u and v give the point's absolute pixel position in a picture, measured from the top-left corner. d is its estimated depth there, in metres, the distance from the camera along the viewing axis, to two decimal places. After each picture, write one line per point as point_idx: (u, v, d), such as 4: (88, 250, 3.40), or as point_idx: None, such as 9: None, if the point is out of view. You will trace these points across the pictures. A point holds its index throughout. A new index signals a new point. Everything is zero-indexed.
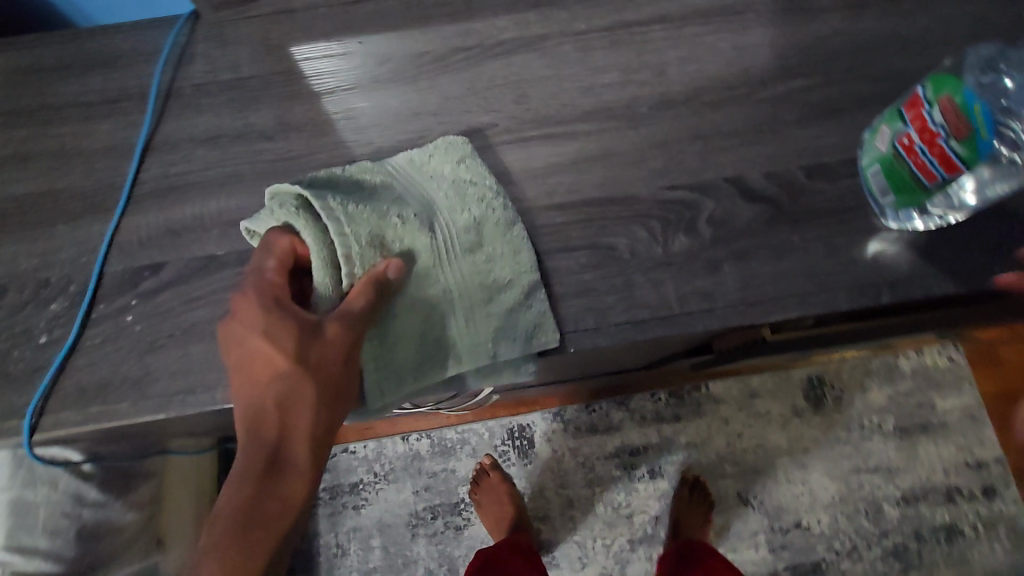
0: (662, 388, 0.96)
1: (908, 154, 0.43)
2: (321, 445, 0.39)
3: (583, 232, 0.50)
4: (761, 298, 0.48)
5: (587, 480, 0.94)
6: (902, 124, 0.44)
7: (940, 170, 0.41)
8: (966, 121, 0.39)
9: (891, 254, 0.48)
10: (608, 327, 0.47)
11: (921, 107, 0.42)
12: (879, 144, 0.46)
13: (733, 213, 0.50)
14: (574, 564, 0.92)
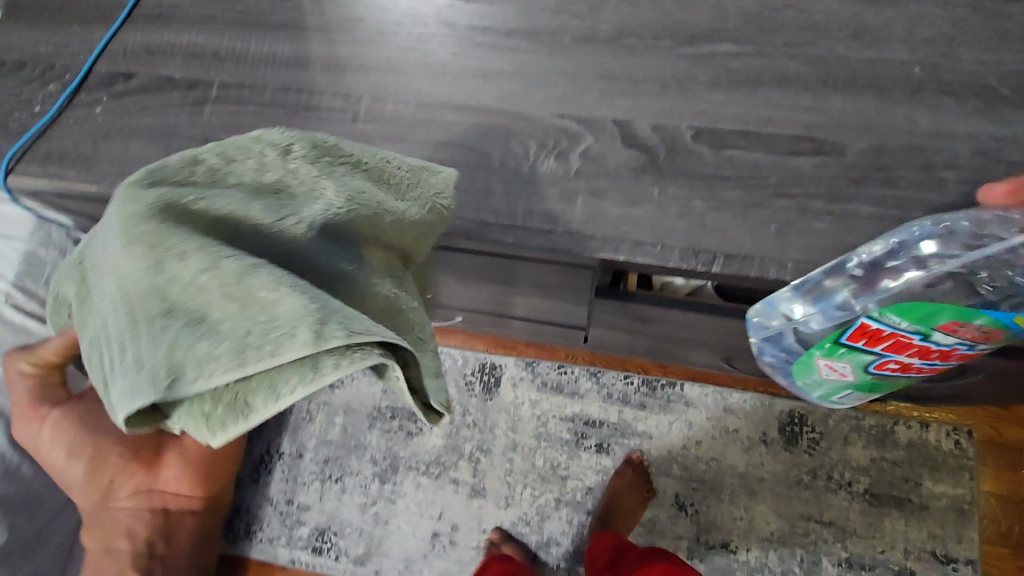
0: (637, 373, 1.10)
1: (898, 366, 0.52)
2: None
3: (467, 135, 0.54)
4: (597, 234, 0.50)
5: (536, 431, 1.09)
6: (875, 353, 0.51)
7: (949, 359, 0.51)
8: (989, 335, 0.45)
9: (741, 229, 0.48)
10: (455, 221, 0.52)
11: (916, 339, 0.46)
12: (843, 364, 0.54)
13: (607, 153, 0.51)
14: (500, 500, 1.07)
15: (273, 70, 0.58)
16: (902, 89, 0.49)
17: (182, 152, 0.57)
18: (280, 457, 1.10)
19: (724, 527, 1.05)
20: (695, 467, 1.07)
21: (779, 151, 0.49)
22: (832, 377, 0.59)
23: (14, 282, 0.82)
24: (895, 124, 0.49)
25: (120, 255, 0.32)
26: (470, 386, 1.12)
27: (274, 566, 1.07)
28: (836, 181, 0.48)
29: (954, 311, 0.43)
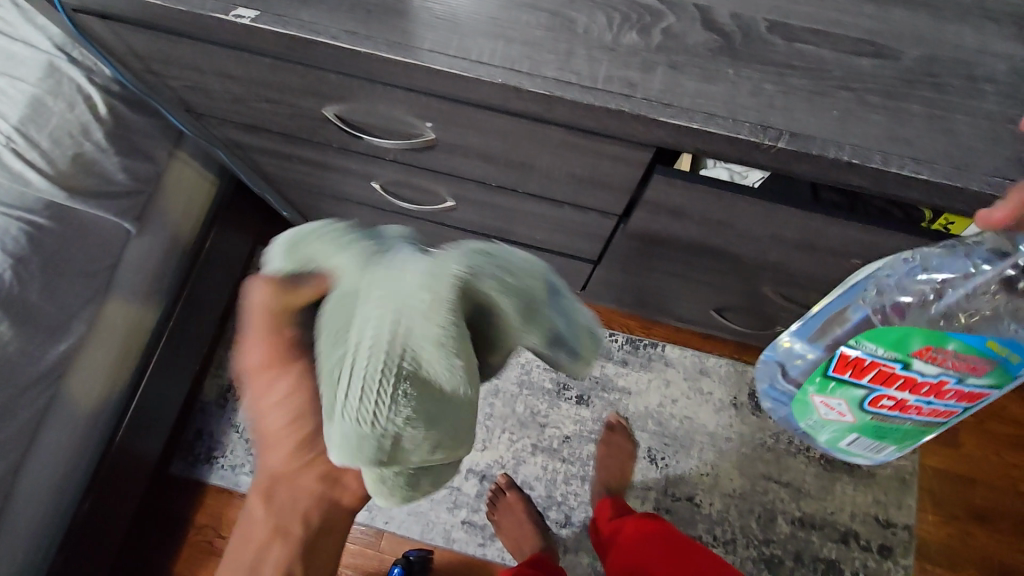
0: (620, 331, 1.35)
1: (900, 410, 0.78)
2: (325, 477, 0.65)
3: (554, 1, 0.55)
4: (673, 103, 0.52)
5: (518, 376, 1.32)
6: (863, 390, 0.77)
7: (955, 399, 0.72)
8: (975, 363, 0.66)
9: (807, 112, 0.52)
10: (537, 77, 0.53)
11: (896, 366, 0.70)
12: (850, 413, 0.83)
13: (687, 32, 0.54)
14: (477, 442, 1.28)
15: None
16: (952, 10, 0.55)
17: None
18: None
19: (690, 481, 1.27)
20: (668, 423, 1.30)
21: (844, 49, 0.54)
22: (834, 416, 0.86)
23: (16, 123, 0.81)
24: (945, 40, 0.54)
25: (414, 356, 0.46)
26: None
27: (237, 491, 1.32)
28: (894, 80, 0.53)
29: (924, 335, 0.65)
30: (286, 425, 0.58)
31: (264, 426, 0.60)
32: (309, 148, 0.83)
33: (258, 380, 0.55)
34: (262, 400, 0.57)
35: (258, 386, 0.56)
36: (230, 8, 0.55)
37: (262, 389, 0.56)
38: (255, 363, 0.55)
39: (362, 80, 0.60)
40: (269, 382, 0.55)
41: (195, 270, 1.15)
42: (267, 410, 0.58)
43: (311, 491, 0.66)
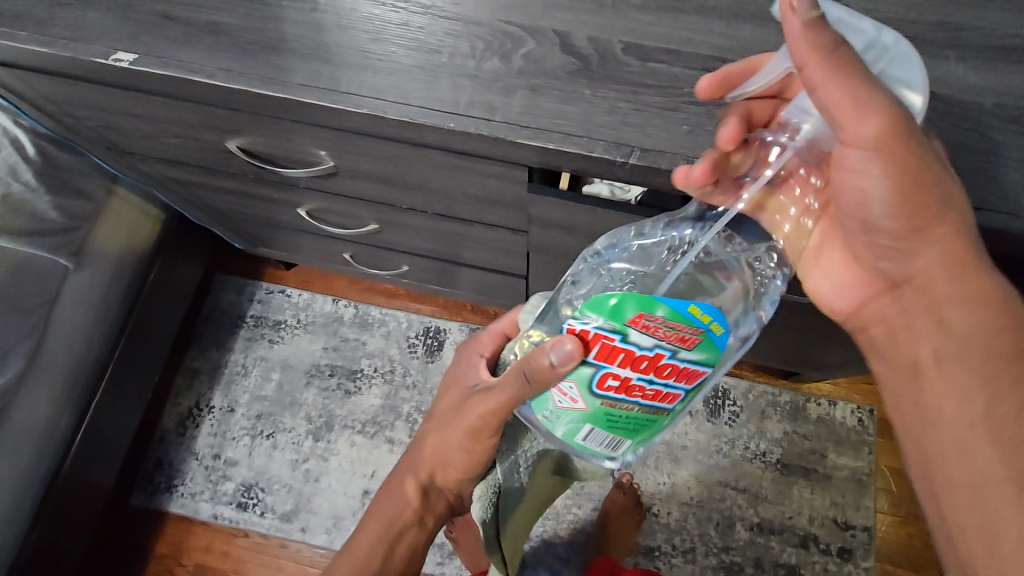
0: None
1: (625, 390, 0.46)
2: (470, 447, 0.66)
3: (420, 32, 0.58)
4: (531, 125, 0.55)
5: None
6: (590, 367, 0.46)
7: (680, 377, 0.46)
8: (685, 331, 0.44)
9: (660, 130, 0.54)
10: (403, 105, 0.56)
11: (614, 339, 0.45)
12: (576, 403, 0.48)
13: (546, 56, 0.57)
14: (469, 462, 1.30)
15: None
16: None
17: (139, 24, 0.59)
18: (212, 411, 1.39)
19: (647, 490, 1.27)
20: None
21: (694, 66, 0.56)
22: (561, 405, 0.49)
23: None
24: None
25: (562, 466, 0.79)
26: (414, 348, 1.44)
27: (196, 520, 1.32)
28: None
29: (635, 297, 0.43)
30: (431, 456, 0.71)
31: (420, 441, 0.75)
32: (229, 179, 0.86)
33: (446, 394, 0.71)
34: (438, 408, 0.72)
35: (442, 401, 0.72)
36: (112, 53, 0.58)
37: (441, 404, 0.72)
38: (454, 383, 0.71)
39: (249, 113, 0.62)
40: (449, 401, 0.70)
41: (140, 300, 1.16)
42: (430, 425, 0.72)
43: (395, 517, 0.75)
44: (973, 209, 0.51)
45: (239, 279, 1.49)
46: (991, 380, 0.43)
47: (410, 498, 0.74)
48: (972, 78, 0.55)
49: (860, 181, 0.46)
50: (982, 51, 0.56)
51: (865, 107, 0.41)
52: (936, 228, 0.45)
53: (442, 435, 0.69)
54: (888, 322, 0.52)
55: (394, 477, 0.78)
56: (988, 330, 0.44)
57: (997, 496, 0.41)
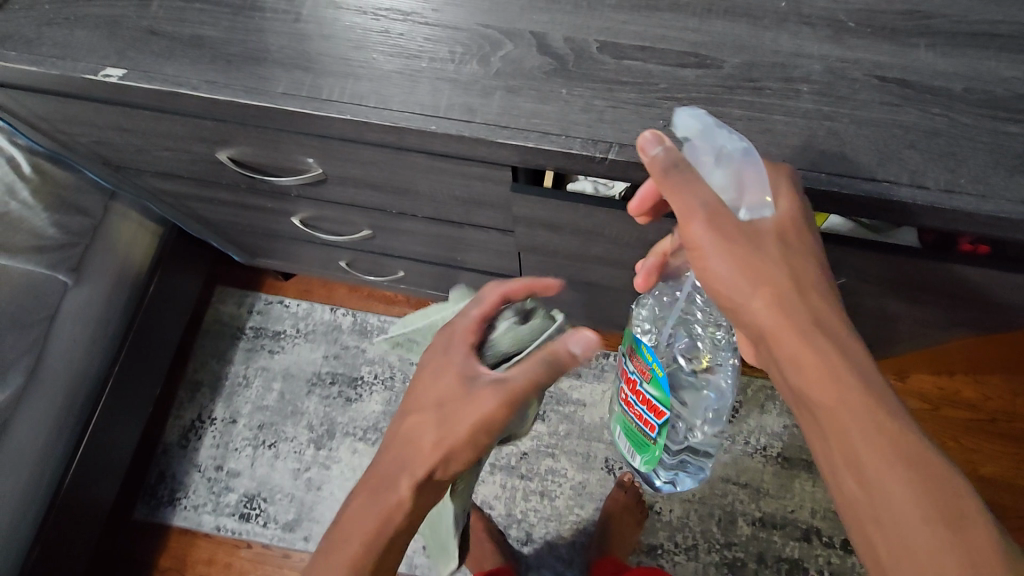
0: None
1: (630, 405, 0.79)
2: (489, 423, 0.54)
3: (400, 39, 0.60)
4: (510, 125, 0.56)
5: None
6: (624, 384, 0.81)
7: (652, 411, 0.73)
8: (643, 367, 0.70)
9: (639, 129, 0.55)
10: (384, 110, 0.57)
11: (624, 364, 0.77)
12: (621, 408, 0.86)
13: (524, 58, 0.58)
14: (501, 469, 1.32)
15: None
16: (771, 18, 0.58)
17: (127, 40, 0.60)
18: (214, 423, 1.40)
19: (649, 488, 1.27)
20: None
21: (669, 62, 0.57)
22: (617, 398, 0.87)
23: None
24: (763, 46, 0.57)
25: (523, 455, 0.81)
26: (413, 353, 1.45)
27: (200, 532, 1.33)
28: (714, 87, 0.56)
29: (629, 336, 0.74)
30: (426, 440, 0.55)
31: (402, 427, 0.57)
32: (223, 190, 0.87)
33: (426, 353, 0.60)
34: (427, 383, 0.58)
35: (429, 375, 0.58)
36: (101, 68, 0.59)
37: (435, 379, 0.57)
38: (437, 340, 0.61)
39: (236, 124, 0.64)
40: (447, 375, 0.57)
41: (140, 313, 1.17)
42: (418, 405, 0.57)
43: (383, 518, 0.54)
44: (945, 192, 0.52)
45: (238, 291, 1.51)
46: (863, 412, 0.44)
47: (402, 494, 0.54)
48: (941, 65, 0.56)
49: (704, 261, 0.50)
50: (951, 38, 0.57)
51: (690, 207, 0.48)
52: (758, 295, 0.48)
53: (445, 415, 0.55)
54: (768, 371, 0.51)
55: (369, 471, 0.58)
56: (830, 368, 0.45)
57: (921, 541, 0.40)
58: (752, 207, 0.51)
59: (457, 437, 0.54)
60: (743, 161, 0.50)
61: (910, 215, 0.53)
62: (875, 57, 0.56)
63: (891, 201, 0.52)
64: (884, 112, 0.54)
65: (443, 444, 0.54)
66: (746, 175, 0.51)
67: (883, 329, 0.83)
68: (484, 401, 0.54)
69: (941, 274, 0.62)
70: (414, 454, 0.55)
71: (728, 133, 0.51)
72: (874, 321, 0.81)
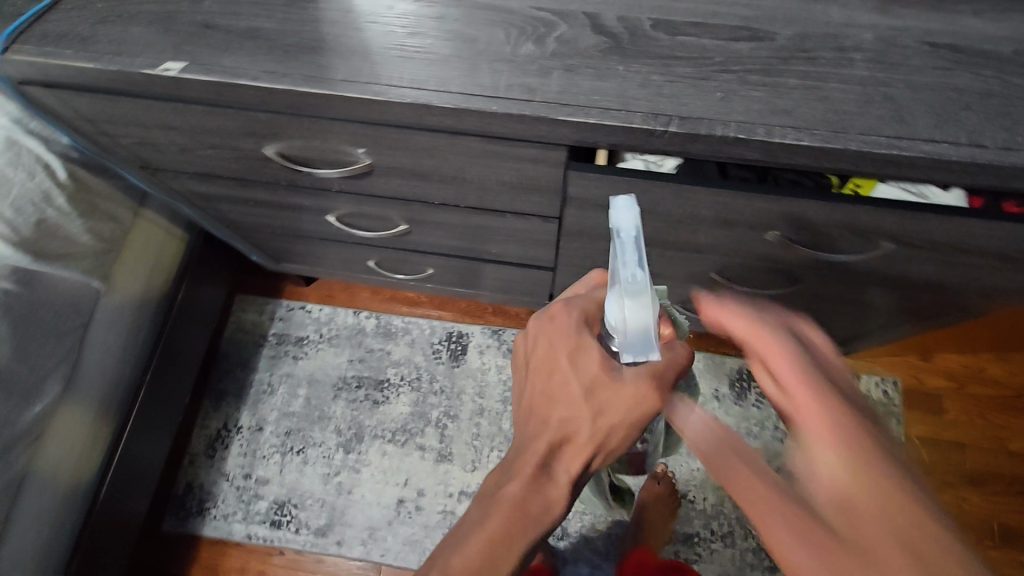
0: None
1: None
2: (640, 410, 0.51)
3: (455, 24, 0.61)
4: (570, 102, 0.57)
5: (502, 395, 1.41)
6: None
7: None
8: None
9: (699, 101, 0.56)
10: (445, 92, 0.58)
11: None
12: None
13: (579, 38, 0.59)
14: None
15: None
16: None
17: (183, 34, 0.61)
18: (240, 431, 1.39)
19: (682, 477, 1.26)
20: None
21: (722, 36, 0.58)
22: None
23: None
24: (813, 18, 0.59)
25: None
26: (438, 354, 1.45)
27: (230, 541, 1.31)
28: (769, 59, 0.57)
29: None
30: (579, 435, 0.50)
31: (546, 424, 0.51)
32: (260, 188, 0.87)
33: (546, 344, 0.54)
34: (566, 375, 0.51)
35: (566, 368, 0.52)
36: (159, 63, 0.60)
37: (577, 369, 0.51)
38: (548, 330, 0.54)
39: (289, 115, 0.64)
40: (586, 364, 0.51)
41: (170, 320, 1.17)
42: (564, 400, 0.51)
43: (540, 515, 0.48)
44: (1005, 150, 0.53)
45: (259, 298, 1.50)
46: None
47: (557, 481, 0.49)
48: (988, 30, 0.58)
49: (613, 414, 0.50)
50: (994, 5, 0.59)
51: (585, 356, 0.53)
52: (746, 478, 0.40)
53: (601, 407, 0.50)
54: None
55: (501, 472, 0.51)
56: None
57: None
58: (631, 350, 0.47)
59: (616, 430, 0.51)
60: (627, 305, 0.44)
61: (969, 173, 0.54)
62: (923, 25, 0.58)
63: (952, 160, 0.53)
64: (937, 77, 0.56)
65: (601, 428, 0.50)
66: (627, 321, 0.45)
67: (922, 301, 0.84)
68: (646, 390, 0.50)
69: (991, 236, 0.63)
70: (565, 434, 0.51)
71: (628, 263, 0.43)
72: (915, 293, 0.81)
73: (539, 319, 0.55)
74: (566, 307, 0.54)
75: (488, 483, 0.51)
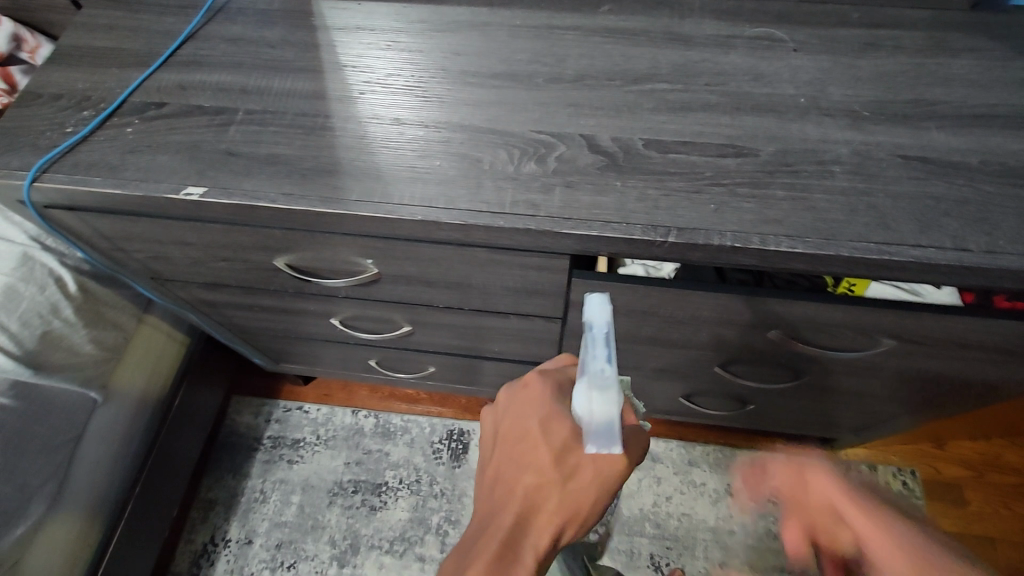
0: None
1: None
2: (606, 482, 0.49)
3: (461, 146, 0.65)
4: (572, 216, 0.59)
5: None
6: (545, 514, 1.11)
7: None
8: None
9: (696, 213, 0.59)
10: (453, 209, 0.61)
11: None
12: None
13: (577, 157, 0.63)
14: None
15: (293, 100, 0.70)
16: (794, 112, 0.66)
17: (207, 161, 0.65)
18: (228, 545, 1.31)
19: None
20: (667, 524, 1.22)
21: (710, 153, 0.63)
22: None
23: None
24: (792, 135, 0.64)
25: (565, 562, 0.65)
26: (439, 454, 1.40)
27: None
28: (756, 173, 0.61)
29: None
30: (548, 503, 0.48)
31: (513, 494, 0.49)
32: (268, 295, 0.89)
33: (518, 414, 0.54)
34: (535, 441, 0.51)
35: (534, 436, 0.51)
36: (182, 189, 0.63)
37: (549, 435, 0.51)
38: (521, 402, 0.55)
39: (303, 232, 0.67)
40: (556, 431, 0.51)
41: (164, 430, 1.13)
42: (533, 465, 0.50)
43: None
44: (989, 253, 0.55)
45: (255, 400, 1.47)
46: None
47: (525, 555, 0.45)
48: (954, 143, 0.62)
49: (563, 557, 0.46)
50: (956, 120, 0.64)
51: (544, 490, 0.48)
52: None
53: (567, 471, 0.49)
54: None
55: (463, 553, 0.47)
56: None
57: None
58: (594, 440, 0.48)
59: (585, 499, 0.48)
60: (593, 398, 0.47)
61: (959, 276, 0.56)
62: (894, 140, 0.63)
63: (941, 264, 0.55)
64: (914, 186, 0.60)
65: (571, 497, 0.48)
66: (592, 411, 0.47)
67: (929, 392, 0.83)
68: (612, 458, 0.48)
69: (988, 331, 0.64)
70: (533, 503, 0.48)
71: (597, 357, 0.48)
72: (921, 385, 0.81)
73: (512, 393, 0.56)
74: (539, 380, 0.56)
75: (453, 562, 0.47)
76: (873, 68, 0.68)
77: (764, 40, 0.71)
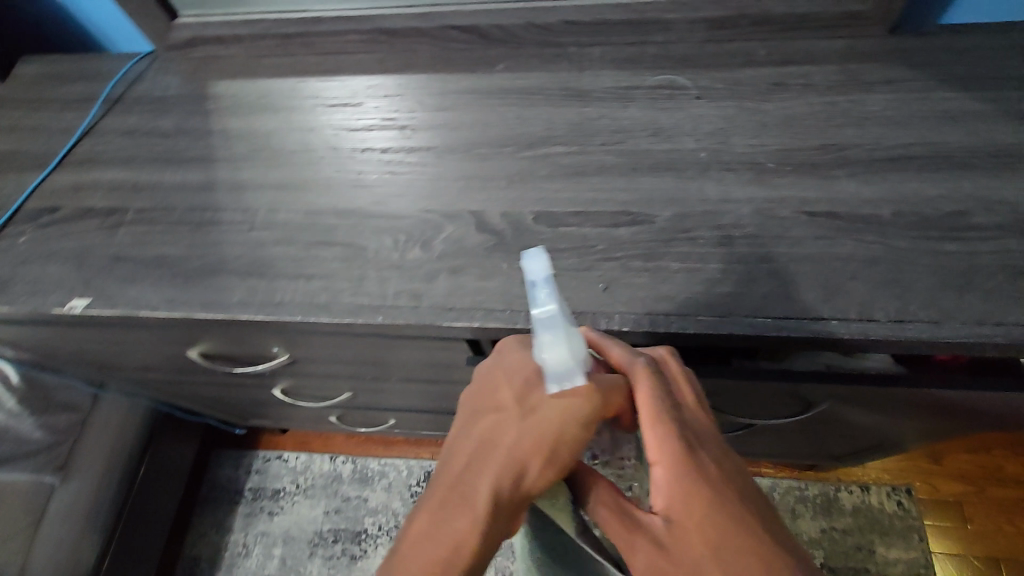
0: None
1: None
2: (578, 413, 0.39)
3: (347, 234, 0.63)
4: (456, 306, 0.57)
5: None
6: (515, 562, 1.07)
7: None
8: None
9: (584, 294, 0.56)
10: (336, 306, 0.58)
11: None
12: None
13: (464, 237, 0.61)
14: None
15: (184, 195, 0.68)
16: (694, 169, 0.62)
17: (94, 269, 0.64)
18: None
19: None
20: None
21: (603, 224, 0.59)
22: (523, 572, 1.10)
23: None
24: (690, 197, 0.60)
25: None
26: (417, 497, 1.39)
27: None
28: (650, 243, 0.58)
29: None
30: (505, 440, 0.38)
31: (465, 434, 0.40)
32: (201, 374, 0.88)
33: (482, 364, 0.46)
34: (494, 381, 0.43)
35: (504, 392, 0.41)
36: (68, 301, 0.62)
37: (510, 370, 0.42)
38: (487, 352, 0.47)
39: (200, 330, 0.66)
40: (518, 365, 0.42)
41: (131, 497, 1.10)
42: (490, 406, 0.41)
43: (454, 538, 0.35)
44: (897, 322, 0.51)
45: (234, 453, 1.48)
46: (767, 541, 0.36)
47: (478, 495, 0.36)
48: (865, 192, 0.58)
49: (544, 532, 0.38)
50: (869, 165, 0.59)
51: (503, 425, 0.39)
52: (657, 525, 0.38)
53: (528, 407, 0.39)
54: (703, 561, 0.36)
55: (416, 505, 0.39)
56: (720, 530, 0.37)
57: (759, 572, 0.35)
58: (553, 376, 0.39)
59: (554, 431, 0.38)
60: (545, 339, 0.39)
61: (867, 346, 0.52)
62: (800, 194, 0.58)
63: (843, 338, 0.51)
64: (818, 247, 0.55)
65: (535, 433, 0.38)
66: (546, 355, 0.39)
67: (888, 434, 0.78)
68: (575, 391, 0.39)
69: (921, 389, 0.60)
70: (490, 441, 0.39)
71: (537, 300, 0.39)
72: (876, 428, 0.76)
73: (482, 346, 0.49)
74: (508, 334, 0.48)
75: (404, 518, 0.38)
76: (780, 112, 0.64)
77: (665, 89, 0.67)
